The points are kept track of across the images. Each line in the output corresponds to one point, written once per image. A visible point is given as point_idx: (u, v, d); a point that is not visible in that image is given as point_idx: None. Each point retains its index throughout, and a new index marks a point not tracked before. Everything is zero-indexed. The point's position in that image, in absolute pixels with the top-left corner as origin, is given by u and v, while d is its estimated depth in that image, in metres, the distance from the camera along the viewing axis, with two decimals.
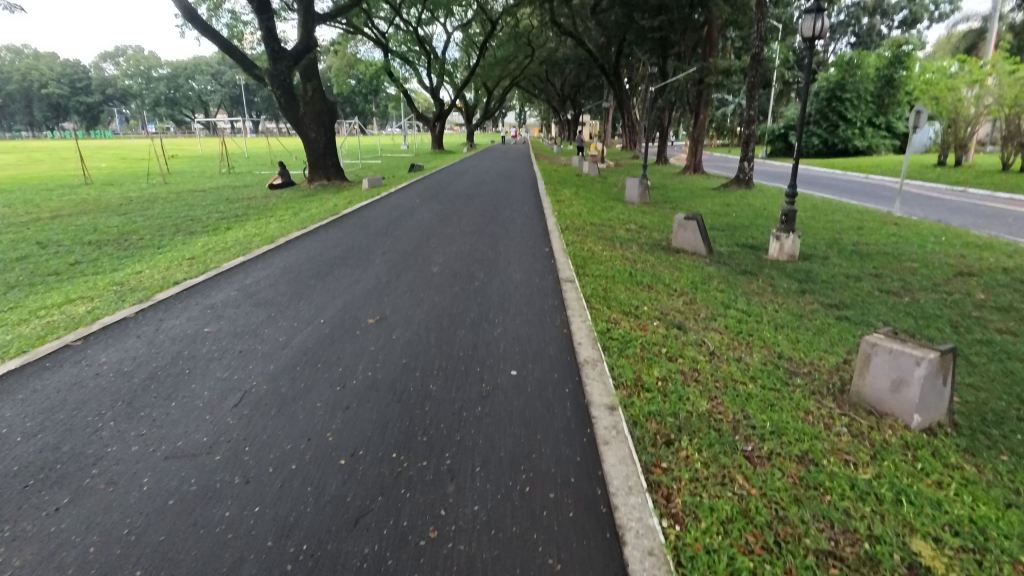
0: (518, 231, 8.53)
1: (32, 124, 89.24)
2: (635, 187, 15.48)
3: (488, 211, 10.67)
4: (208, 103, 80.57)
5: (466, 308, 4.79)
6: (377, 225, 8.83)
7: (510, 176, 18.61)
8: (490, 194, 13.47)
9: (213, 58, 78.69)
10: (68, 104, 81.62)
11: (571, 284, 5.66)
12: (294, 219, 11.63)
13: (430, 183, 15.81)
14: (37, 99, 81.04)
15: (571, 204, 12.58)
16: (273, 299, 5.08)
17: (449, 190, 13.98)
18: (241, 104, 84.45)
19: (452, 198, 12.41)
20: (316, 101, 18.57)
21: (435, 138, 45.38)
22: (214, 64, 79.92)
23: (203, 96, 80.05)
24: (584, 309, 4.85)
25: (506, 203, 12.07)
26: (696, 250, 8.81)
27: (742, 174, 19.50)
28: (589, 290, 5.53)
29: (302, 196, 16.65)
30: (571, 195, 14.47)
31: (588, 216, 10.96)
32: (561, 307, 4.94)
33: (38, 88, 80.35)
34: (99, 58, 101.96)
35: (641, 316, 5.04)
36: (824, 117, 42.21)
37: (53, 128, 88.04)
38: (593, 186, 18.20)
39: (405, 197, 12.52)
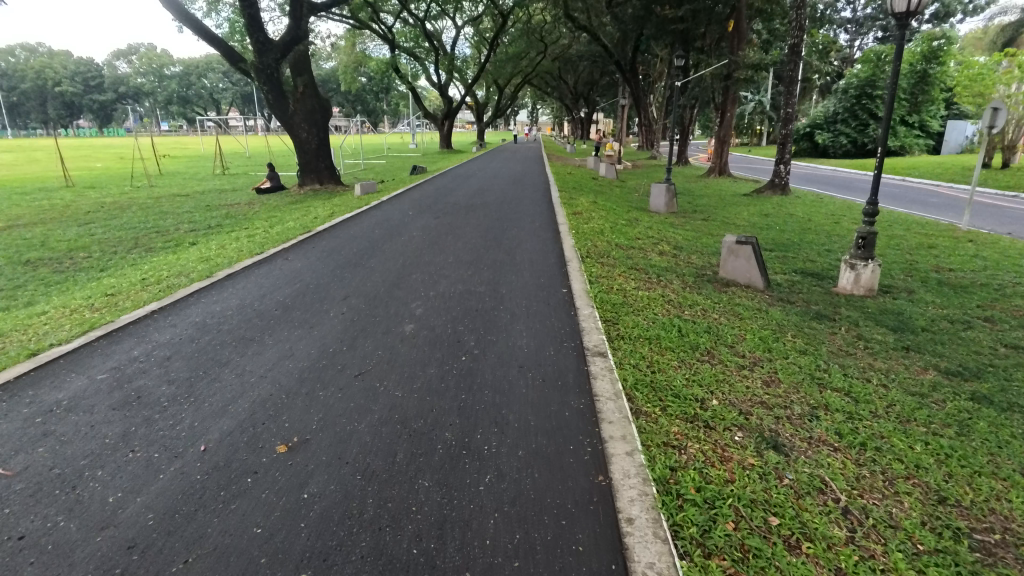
0: (525, 260, 6.75)
1: (47, 122, 89.16)
2: (660, 195, 13.59)
3: (492, 229, 8.89)
4: (220, 101, 79.39)
5: (441, 420, 3.04)
6: (351, 251, 7.11)
7: (520, 181, 16.90)
8: (498, 206, 11.67)
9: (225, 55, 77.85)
10: (82, 102, 81.32)
11: (604, 361, 3.86)
12: (266, 233, 10.05)
13: (431, 189, 14.09)
14: (49, 97, 80.13)
15: (591, 217, 10.76)
16: (150, 393, 3.37)
17: (449, 199, 12.25)
18: (253, 102, 83.51)
19: (452, 210, 10.63)
20: (307, 96, 16.89)
21: (443, 137, 43.56)
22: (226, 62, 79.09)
23: (215, 94, 78.56)
24: (627, 422, 3.07)
25: (514, 218, 10.28)
26: (751, 282, 7.02)
27: (777, 178, 17.62)
28: (631, 374, 3.73)
29: (289, 203, 15.01)
30: (589, 204, 12.67)
31: (611, 233, 9.14)
32: (593, 415, 3.16)
33: (52, 85, 79.98)
34: (113, 57, 101.94)
35: (715, 428, 3.25)
36: (853, 116, 39.99)
37: (67, 127, 87.97)
38: (611, 193, 16.44)
39: (397, 208, 10.78)
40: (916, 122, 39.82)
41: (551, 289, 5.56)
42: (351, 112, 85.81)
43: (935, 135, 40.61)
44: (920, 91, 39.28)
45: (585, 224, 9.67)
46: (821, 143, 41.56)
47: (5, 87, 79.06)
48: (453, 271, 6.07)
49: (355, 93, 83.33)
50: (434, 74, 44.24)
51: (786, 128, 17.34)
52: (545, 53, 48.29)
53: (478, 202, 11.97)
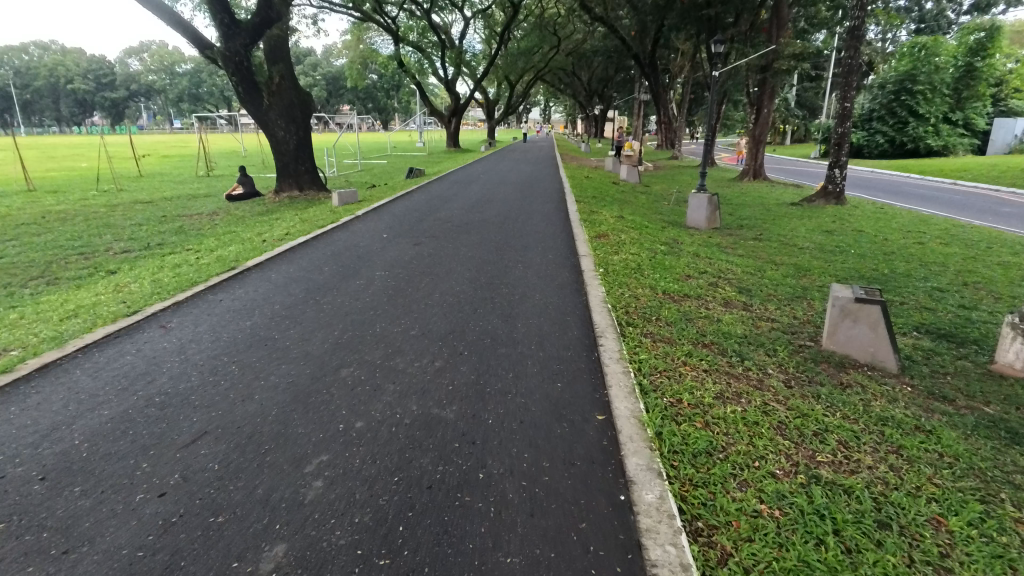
0: (528, 325, 4.33)
1: (60, 120, 88.19)
2: (700, 208, 11.09)
3: (486, 259, 6.47)
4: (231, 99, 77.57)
5: None
6: (271, 306, 4.78)
7: (529, 187, 14.49)
8: (499, 221, 9.24)
9: None
10: (94, 99, 80.01)
11: None
12: (198, 261, 7.78)
13: (424, 199, 11.78)
14: (60, 94, 79.12)
15: (622, 240, 8.30)
16: None
17: (440, 213, 9.90)
18: None
19: (439, 231, 8.25)
20: (283, 89, 14.54)
21: (451, 135, 41.24)
22: None
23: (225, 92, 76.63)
24: None
25: (519, 238, 7.86)
26: (876, 360, 4.60)
27: (831, 185, 15.04)
28: None
29: (258, 213, 12.77)
30: (613, 219, 10.17)
31: (650, 267, 6.66)
32: None
33: (64, 83, 78.41)
34: (126, 55, 100.88)
35: None
36: (891, 112, 37.00)
37: (80, 125, 86.97)
38: (637, 202, 13.98)
39: (372, 227, 8.49)
40: (960, 119, 36.41)
41: (573, 406, 3.13)
42: (361, 109, 83.80)
43: (980, 134, 37.15)
44: (964, 86, 36.36)
45: (614, 252, 7.21)
46: (855, 143, 38.97)
47: (18, 85, 78.11)
48: (411, 359, 3.69)
49: (364, 89, 81.29)
50: (441, 69, 41.86)
51: (843, 126, 14.62)
52: (559, 48, 45.82)
53: (475, 217, 9.57)
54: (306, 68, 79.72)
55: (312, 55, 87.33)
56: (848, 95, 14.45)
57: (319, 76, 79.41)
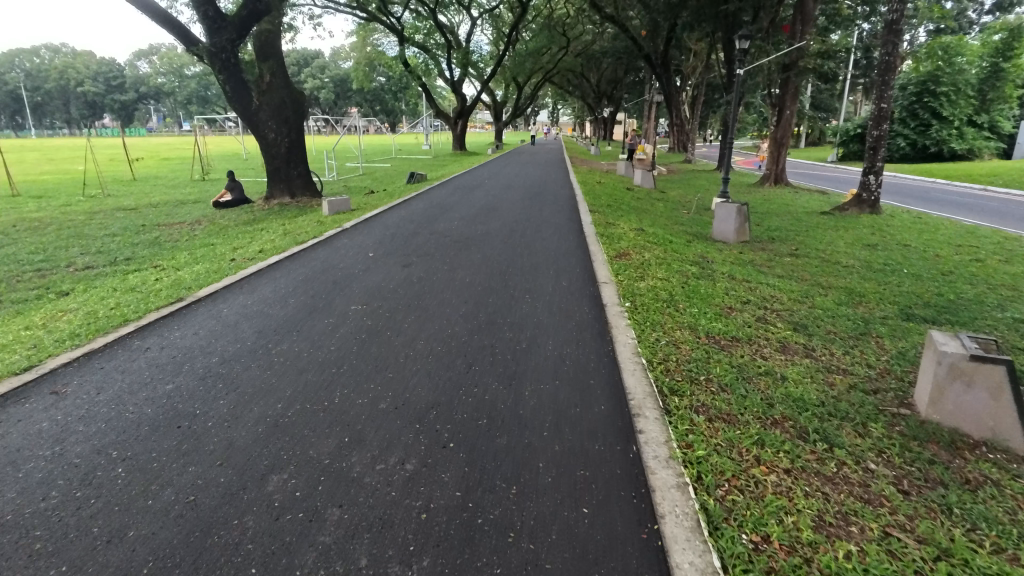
0: (538, 393, 3.24)
1: (70, 122, 88.10)
2: (728, 219, 9.95)
3: (487, 286, 5.38)
4: None
5: None
6: (208, 360, 3.71)
7: (537, 193, 13.43)
8: (505, 234, 8.14)
9: None
10: (104, 102, 79.70)
11: None
12: (157, 281, 6.78)
13: (424, 207, 10.77)
14: (70, 96, 78.75)
15: (648, 258, 7.18)
16: None
17: (439, 225, 8.85)
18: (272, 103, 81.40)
19: (435, 247, 7.18)
20: (274, 87, 13.57)
21: (457, 138, 40.23)
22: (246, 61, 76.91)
23: None
24: None
25: (527, 254, 6.78)
26: (1002, 439, 3.44)
27: (866, 193, 13.85)
28: None
29: (244, 222, 11.81)
30: (633, 231, 9.03)
31: (685, 295, 5.53)
32: None
33: (74, 85, 78.08)
34: (137, 57, 100.90)
35: None
36: (913, 114, 35.59)
37: (90, 127, 86.86)
38: (655, 210, 12.89)
39: (359, 242, 7.45)
40: (985, 122, 35.11)
41: (606, 558, 2.06)
42: (369, 111, 83.13)
43: (1006, 137, 35.91)
44: (989, 87, 34.97)
45: (640, 275, 6.09)
46: None
47: (29, 87, 78.09)
48: (376, 456, 2.63)
49: (372, 91, 80.45)
50: (448, 70, 40.86)
51: (879, 128, 13.38)
52: (568, 49, 44.79)
53: (478, 229, 8.50)
54: (315, 70, 78.98)
55: (320, 56, 86.65)
56: (885, 95, 13.19)
57: (327, 78, 78.66)
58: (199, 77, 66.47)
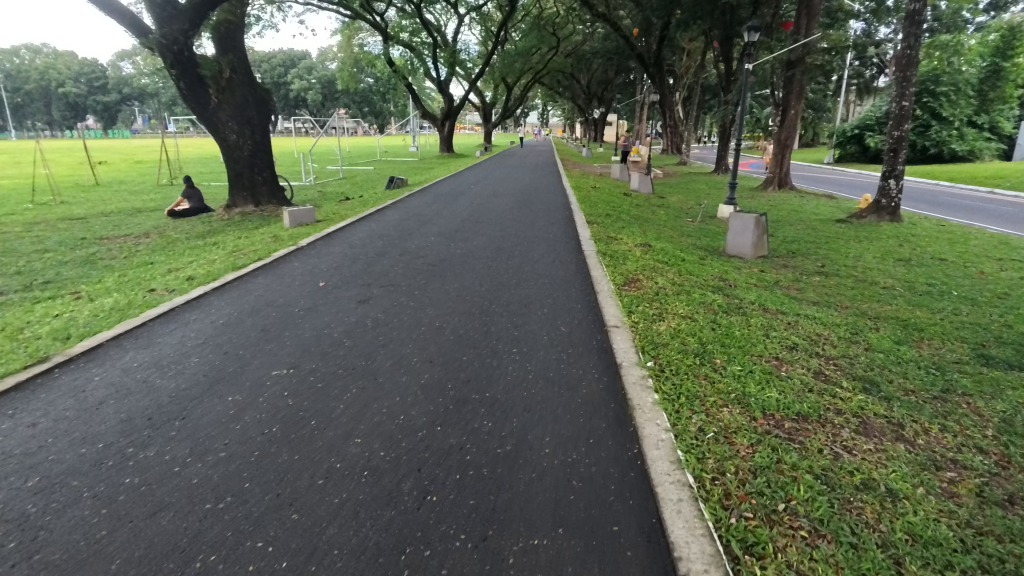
0: (530, 564, 1.97)
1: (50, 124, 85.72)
2: (744, 232, 8.74)
3: (461, 334, 4.08)
4: None
5: None
6: (19, 487, 2.40)
7: (527, 200, 12.16)
8: (489, 251, 6.84)
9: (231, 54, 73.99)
10: (85, 103, 77.35)
11: None
12: (53, 318, 5.42)
13: (397, 217, 9.46)
14: (53, 98, 76.42)
15: (661, 283, 5.93)
16: None
17: (412, 240, 7.56)
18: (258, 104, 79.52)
19: (402, 271, 5.87)
20: (235, 83, 12.23)
21: (444, 140, 38.90)
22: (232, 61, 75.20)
23: None
24: None
25: (514, 280, 5.49)
26: None
27: (885, 199, 12.68)
28: None
29: (196, 235, 10.45)
30: (638, 247, 7.76)
31: (718, 344, 4.26)
32: None
33: (55, 86, 75.75)
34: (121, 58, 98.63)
35: None
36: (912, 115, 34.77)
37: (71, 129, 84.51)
38: (657, 219, 11.66)
39: (311, 266, 6.12)
40: (985, 122, 34.38)
41: None
42: (357, 113, 81.53)
43: (1007, 138, 35.15)
44: (989, 87, 34.20)
45: (657, 311, 4.79)
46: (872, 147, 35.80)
47: (8, 88, 75.74)
48: None
49: (361, 93, 78.91)
50: (435, 70, 39.51)
51: (900, 128, 12.25)
52: (558, 49, 43.67)
53: (457, 244, 7.21)
54: (302, 71, 77.32)
55: (308, 58, 85.08)
56: (906, 92, 12.03)
57: (315, 80, 77.06)
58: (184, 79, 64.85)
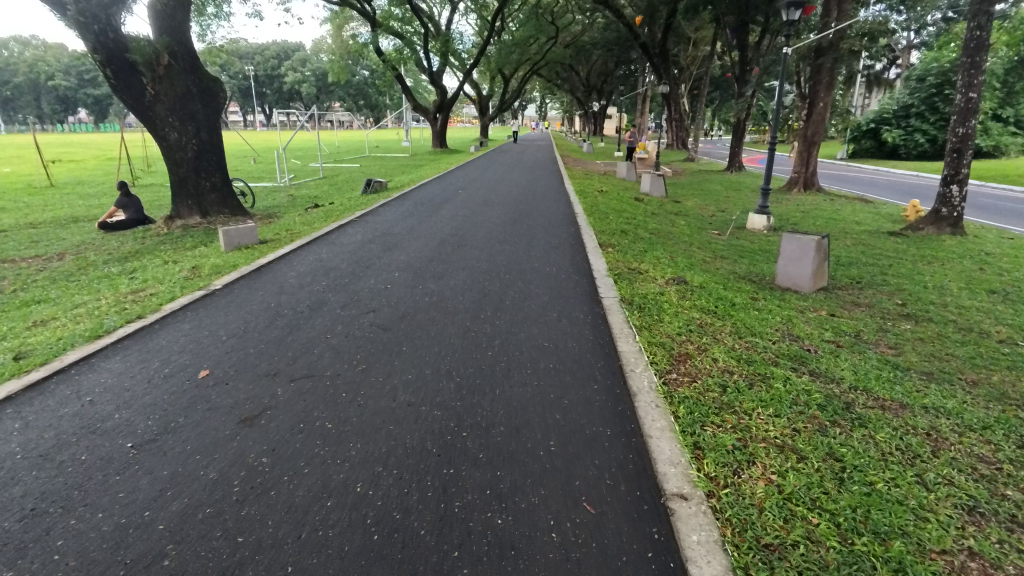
0: None
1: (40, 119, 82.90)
2: (799, 259, 6.83)
3: (395, 528, 2.18)
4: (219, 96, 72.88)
5: None
6: None
7: (524, 209, 10.22)
8: (470, 299, 4.90)
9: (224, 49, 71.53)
10: (75, 96, 74.62)
11: None
12: None
13: (359, 237, 7.51)
14: (42, 92, 73.74)
15: (724, 359, 3.98)
16: None
17: (366, 278, 5.58)
18: (252, 98, 77.66)
19: (334, 347, 3.92)
20: (175, 71, 10.25)
21: (436, 135, 36.79)
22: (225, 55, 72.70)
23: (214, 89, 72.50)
24: None
25: (503, 366, 3.56)
26: None
27: (945, 208, 10.80)
28: None
29: (116, 258, 8.51)
30: (672, 285, 5.81)
31: (873, 532, 2.31)
32: None
33: (43, 79, 72.94)
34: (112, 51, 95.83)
35: None
36: (932, 108, 32.86)
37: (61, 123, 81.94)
38: (679, 234, 9.74)
39: (207, 332, 4.18)
40: (1011, 116, 32.47)
41: None
42: (353, 107, 79.12)
43: None
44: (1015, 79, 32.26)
45: (742, 441, 2.86)
46: (889, 142, 34.06)
47: None
48: None
49: (356, 85, 76.36)
50: (426, 61, 37.36)
51: (966, 124, 10.29)
52: (556, 39, 41.50)
53: (425, 287, 5.26)
54: (296, 63, 74.68)
55: (302, 49, 82.37)
56: (974, 82, 10.11)
57: (309, 72, 74.45)
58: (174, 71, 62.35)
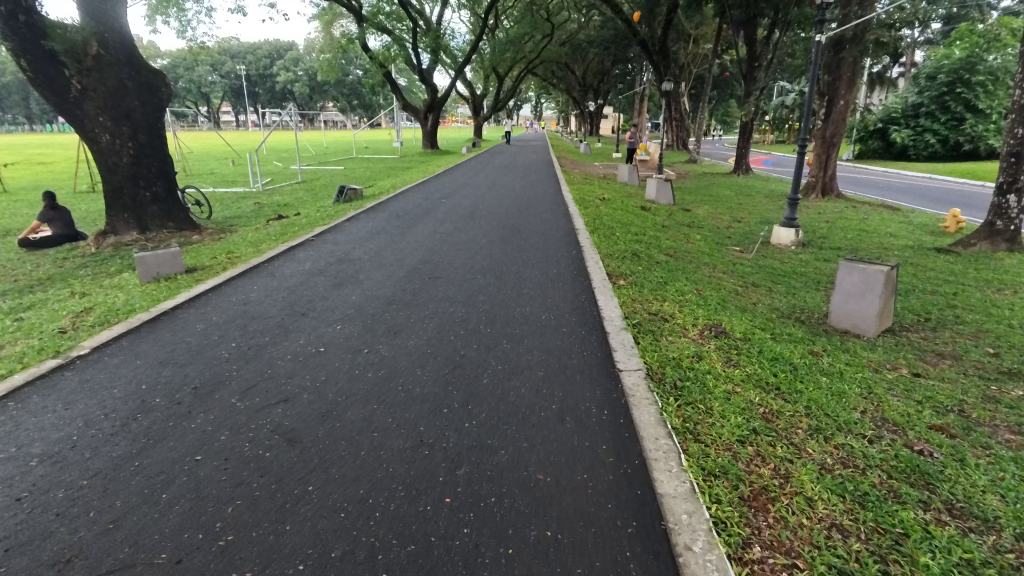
0: None
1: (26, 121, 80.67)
2: (860, 297, 5.41)
3: None
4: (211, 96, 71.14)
5: None
6: None
7: (516, 222, 8.74)
8: (431, 377, 3.40)
9: (215, 49, 69.73)
10: None
11: None
12: None
13: (308, 266, 6.00)
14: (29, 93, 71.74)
15: (822, 498, 2.52)
16: None
17: (294, 337, 4.07)
18: (245, 98, 76.34)
19: (199, 483, 2.44)
20: (105, 62, 8.72)
21: (427, 134, 35.17)
22: (216, 54, 70.95)
23: (205, 89, 70.66)
24: None
25: (465, 541, 2.09)
26: None
27: (1000, 221, 9.38)
28: None
29: (17, 289, 6.98)
30: (712, 340, 4.33)
31: None
32: None
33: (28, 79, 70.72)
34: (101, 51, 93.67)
35: None
36: (943, 107, 31.45)
37: (49, 124, 79.88)
38: (696, 253, 8.28)
39: (12, 452, 2.68)
40: None
41: None
42: (346, 107, 77.45)
43: None
44: None
45: None
46: (898, 143, 32.75)
47: None
48: None
49: (349, 85, 74.75)
50: (416, 58, 35.78)
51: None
52: (552, 36, 40.02)
53: (371, 355, 3.76)
54: (288, 63, 72.88)
55: (294, 49, 80.64)
56: None
57: (301, 72, 72.53)
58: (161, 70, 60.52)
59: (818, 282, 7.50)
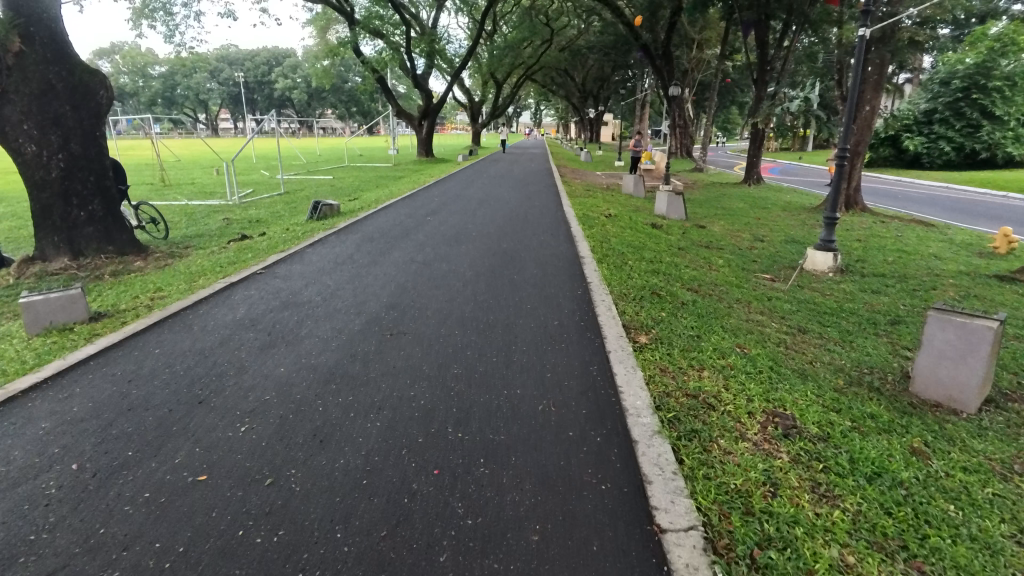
0: None
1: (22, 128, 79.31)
2: (959, 361, 4.08)
3: None
4: (208, 101, 69.85)
5: None
6: None
7: (509, 247, 7.44)
8: (354, 551, 2.07)
9: (212, 56, 68.54)
10: None
11: None
12: None
13: (239, 316, 4.67)
14: None
15: None
16: None
17: (169, 451, 2.74)
18: (243, 103, 75.65)
19: None
20: (29, 61, 7.42)
21: (422, 142, 33.91)
22: (213, 60, 69.72)
23: (202, 95, 69.30)
24: None
25: None
26: None
27: None
28: None
29: None
30: (783, 443, 3.03)
31: None
32: None
33: None
34: None
35: None
36: (958, 114, 30.30)
37: None
38: (723, 284, 6.96)
39: None
40: None
41: None
42: (344, 113, 76.35)
43: None
44: None
45: None
46: (911, 151, 31.44)
47: None
48: None
49: (347, 92, 73.57)
50: (411, 64, 34.57)
51: None
52: (551, 42, 38.91)
53: (272, 493, 2.42)
54: (287, 69, 71.74)
55: (293, 55, 79.55)
56: None
57: (299, 78, 71.35)
58: (158, 76, 59.24)
59: (874, 324, 6.18)
